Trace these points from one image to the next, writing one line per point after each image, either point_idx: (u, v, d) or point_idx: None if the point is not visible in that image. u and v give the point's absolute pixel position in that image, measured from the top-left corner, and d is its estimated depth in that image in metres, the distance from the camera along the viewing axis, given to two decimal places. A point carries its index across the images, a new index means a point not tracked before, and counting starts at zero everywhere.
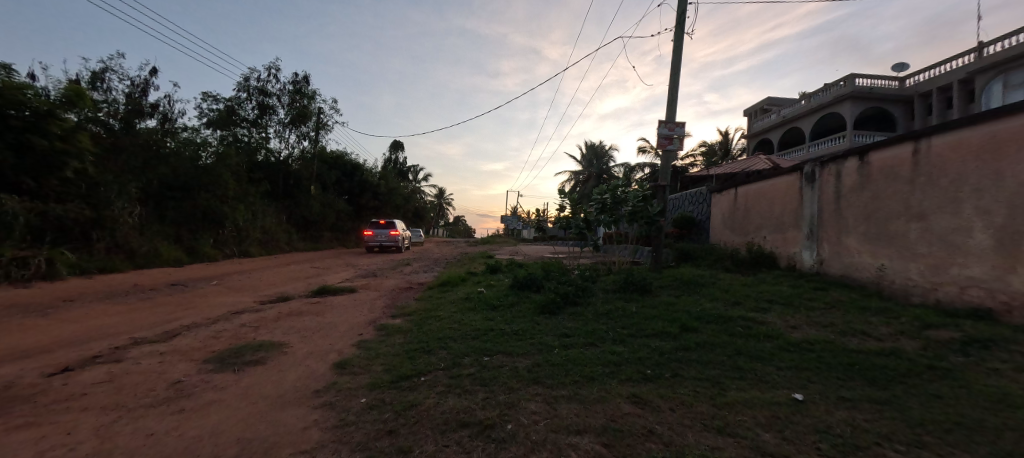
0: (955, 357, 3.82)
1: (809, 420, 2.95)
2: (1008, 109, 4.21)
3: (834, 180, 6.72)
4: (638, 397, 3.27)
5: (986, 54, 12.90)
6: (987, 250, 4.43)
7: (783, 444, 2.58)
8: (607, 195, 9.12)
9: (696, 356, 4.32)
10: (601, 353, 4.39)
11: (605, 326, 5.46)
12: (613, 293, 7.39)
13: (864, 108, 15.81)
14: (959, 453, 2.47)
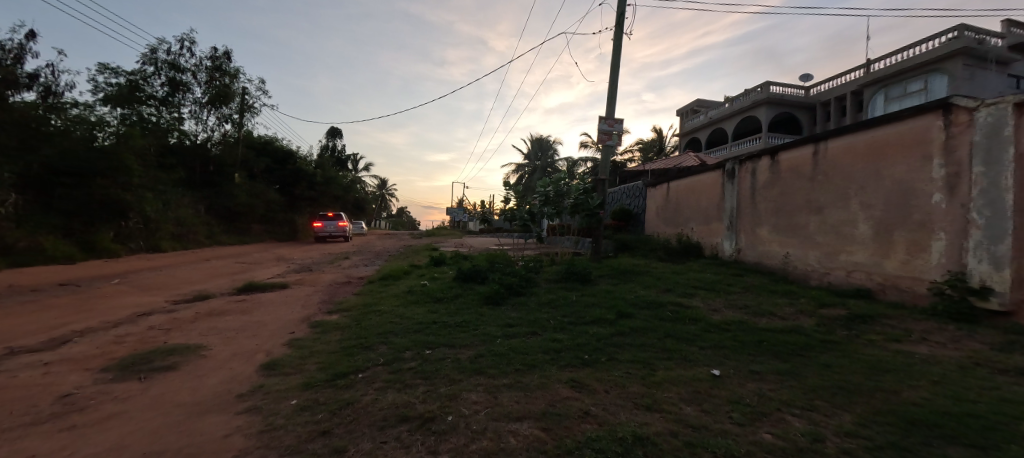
0: (842, 330, 4.44)
1: (724, 393, 3.32)
2: (885, 118, 4.91)
3: (751, 177, 7.43)
4: (576, 381, 3.49)
5: (872, 70, 14.74)
6: (868, 239, 5.14)
7: (701, 416, 2.90)
8: (550, 188, 9.40)
9: (630, 340, 4.66)
10: (542, 341, 4.60)
11: (547, 315, 5.70)
12: (555, 283, 7.69)
13: (778, 113, 17.45)
14: (839, 414, 2.92)
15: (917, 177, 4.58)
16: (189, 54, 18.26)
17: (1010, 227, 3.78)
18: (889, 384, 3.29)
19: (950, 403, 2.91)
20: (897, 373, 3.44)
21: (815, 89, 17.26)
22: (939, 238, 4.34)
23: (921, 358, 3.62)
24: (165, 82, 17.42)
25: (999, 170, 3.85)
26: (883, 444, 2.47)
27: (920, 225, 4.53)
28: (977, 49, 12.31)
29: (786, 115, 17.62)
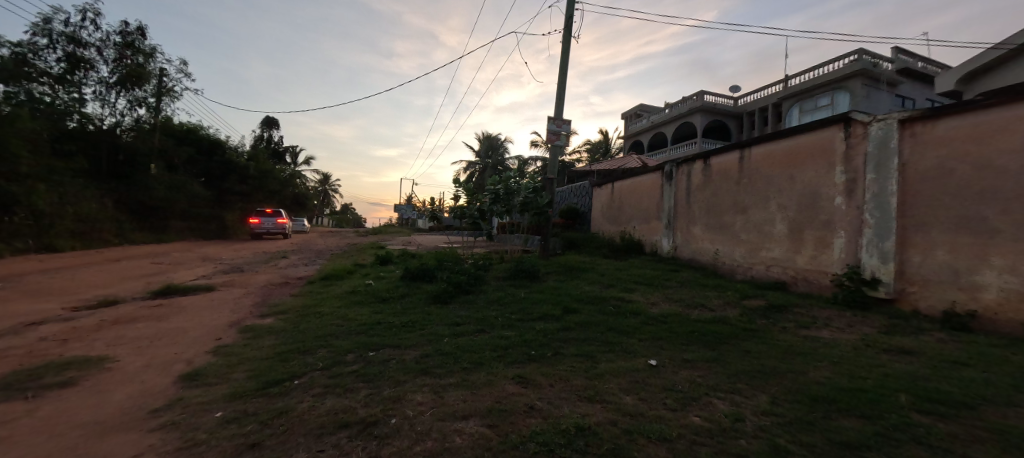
0: (761, 318, 4.92)
1: (660, 381, 3.58)
2: (798, 128, 5.47)
3: (686, 179, 7.96)
4: (522, 376, 3.61)
5: (790, 85, 16.20)
6: (784, 237, 5.71)
7: (638, 404, 3.13)
8: (499, 186, 9.43)
9: (575, 334, 4.87)
10: (489, 338, 4.70)
11: (496, 312, 5.81)
12: (504, 280, 7.82)
13: (711, 120, 18.71)
14: (756, 396, 3.26)
15: (823, 181, 5.16)
16: (93, 28, 16.08)
17: (895, 227, 4.37)
18: (799, 366, 3.70)
19: (846, 380, 3.34)
20: (804, 356, 3.88)
21: (743, 99, 18.67)
22: (840, 236, 4.92)
23: (824, 342, 4.09)
24: (62, 58, 15.03)
25: (888, 177, 4.44)
26: (792, 420, 2.81)
27: (826, 224, 5.11)
28: (873, 71, 13.82)
29: (718, 122, 18.95)
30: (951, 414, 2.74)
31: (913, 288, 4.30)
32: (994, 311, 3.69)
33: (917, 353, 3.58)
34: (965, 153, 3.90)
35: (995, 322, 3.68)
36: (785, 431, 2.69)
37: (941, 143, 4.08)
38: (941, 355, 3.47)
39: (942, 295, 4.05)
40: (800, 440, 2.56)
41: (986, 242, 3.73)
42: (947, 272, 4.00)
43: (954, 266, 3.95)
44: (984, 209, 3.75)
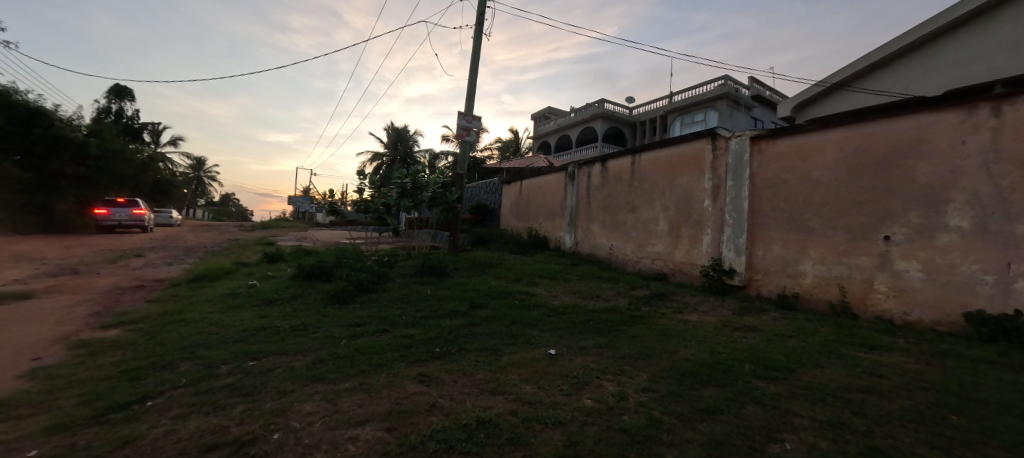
0: (646, 305, 5.57)
1: (558, 369, 3.91)
2: (677, 139, 6.26)
3: (586, 179, 8.61)
4: (425, 375, 3.68)
5: (675, 100, 18.26)
6: (665, 234, 6.50)
7: (537, 392, 3.40)
8: (407, 180, 8.97)
9: (480, 329, 5.05)
10: (392, 338, 4.67)
11: (400, 311, 5.77)
12: (410, 277, 7.74)
13: (610, 126, 20.28)
14: (639, 375, 3.74)
15: (695, 186, 5.99)
16: None
17: (746, 226, 5.26)
18: (672, 346, 4.29)
19: (707, 355, 3.97)
20: (676, 337, 4.50)
21: (637, 110, 20.57)
22: (707, 234, 5.77)
23: (692, 324, 4.78)
24: None
25: (742, 184, 5.32)
26: (665, 394, 3.30)
27: (697, 223, 5.95)
28: (736, 95, 16.21)
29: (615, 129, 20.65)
30: (778, 377, 3.42)
31: (757, 277, 5.20)
32: (811, 292, 4.65)
33: (758, 329, 4.36)
34: (795, 167, 4.84)
35: (811, 301, 4.64)
36: (660, 404, 3.16)
37: (779, 158, 5.01)
38: (774, 329, 4.27)
39: (777, 281, 4.97)
40: (670, 410, 3.03)
41: (807, 238, 4.69)
42: (781, 263, 4.94)
43: (786, 257, 4.89)
44: (806, 212, 4.71)
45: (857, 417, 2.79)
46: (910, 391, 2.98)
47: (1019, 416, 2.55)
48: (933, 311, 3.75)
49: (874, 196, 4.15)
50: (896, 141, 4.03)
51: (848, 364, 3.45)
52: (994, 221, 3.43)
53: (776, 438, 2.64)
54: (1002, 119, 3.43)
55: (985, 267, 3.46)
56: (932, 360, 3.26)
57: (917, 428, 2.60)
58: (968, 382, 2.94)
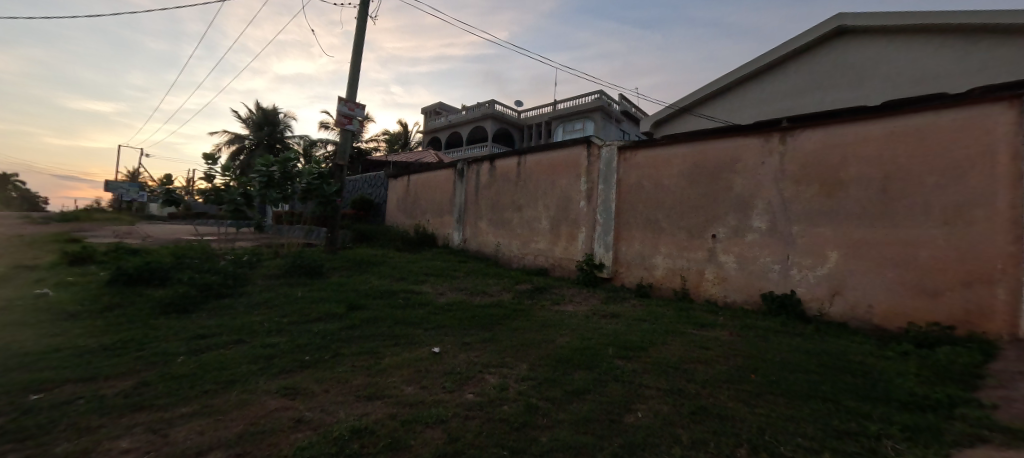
0: (527, 299, 5.94)
1: (442, 366, 4.01)
2: (558, 144, 6.82)
3: (475, 177, 8.84)
4: (290, 388, 3.40)
5: (559, 108, 19.68)
6: (546, 231, 7.02)
7: (419, 392, 3.46)
8: (274, 168, 7.92)
9: (359, 332, 4.89)
10: (250, 349, 4.22)
11: (260, 318, 5.23)
12: (275, 279, 7.03)
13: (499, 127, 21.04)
14: (519, 366, 4.03)
15: (573, 188, 6.60)
16: None
17: (614, 225, 5.98)
18: (549, 336, 4.68)
19: (579, 342, 4.43)
20: (553, 327, 4.93)
21: (524, 114, 21.54)
22: (582, 231, 6.40)
23: (567, 314, 5.25)
24: None
25: (611, 187, 6.03)
26: (542, 381, 3.63)
27: (574, 222, 6.55)
28: (610, 109, 18.14)
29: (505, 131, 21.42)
30: (635, 356, 3.99)
31: (622, 269, 5.94)
32: (661, 282, 5.48)
33: (621, 315, 4.98)
34: (650, 175, 5.66)
35: (662, 289, 5.47)
36: (538, 391, 3.48)
37: (638, 166, 5.80)
38: (632, 315, 4.94)
39: (637, 273, 5.74)
40: (546, 396, 3.36)
41: (659, 236, 5.52)
42: (640, 257, 5.72)
43: (643, 252, 5.68)
44: (658, 214, 5.54)
45: (690, 383, 3.42)
46: (726, 359, 3.75)
47: (792, 370, 3.40)
48: (744, 294, 4.73)
49: (706, 202, 5.08)
50: (721, 158, 4.99)
51: (685, 340, 4.17)
52: (781, 223, 4.48)
53: (630, 409, 3.12)
54: (788, 146, 4.50)
55: (776, 258, 4.50)
56: (742, 332, 4.13)
57: (728, 387, 3.30)
58: (763, 347, 3.81)
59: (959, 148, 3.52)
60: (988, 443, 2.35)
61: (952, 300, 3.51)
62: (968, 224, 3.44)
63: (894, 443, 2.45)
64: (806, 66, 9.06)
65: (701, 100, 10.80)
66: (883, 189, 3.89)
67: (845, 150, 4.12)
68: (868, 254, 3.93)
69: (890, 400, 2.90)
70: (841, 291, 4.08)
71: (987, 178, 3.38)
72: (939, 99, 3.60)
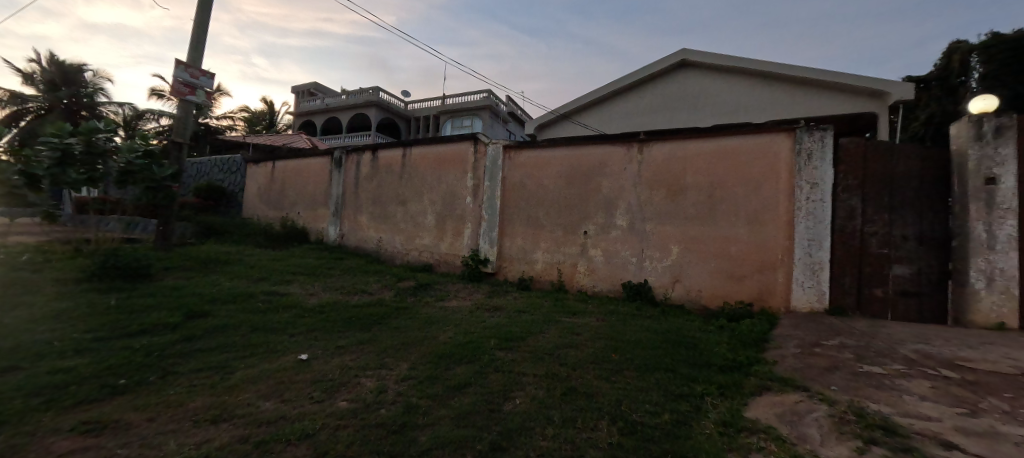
0: (410, 296, 5.81)
1: (309, 375, 3.76)
2: (445, 139, 6.82)
3: (355, 168, 8.23)
4: (93, 422, 2.79)
5: (448, 103, 19.59)
6: (432, 226, 6.94)
7: (280, 407, 3.20)
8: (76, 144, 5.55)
9: (202, 344, 4.26)
10: (31, 376, 3.33)
11: (51, 334, 4.16)
12: (74, 284, 5.60)
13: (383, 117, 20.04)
14: (400, 365, 3.98)
15: (460, 184, 6.67)
16: None
17: (498, 221, 6.23)
18: (432, 332, 4.67)
19: (462, 337, 4.51)
20: (435, 323, 4.92)
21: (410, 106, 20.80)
22: (468, 227, 6.50)
23: (450, 309, 5.29)
24: None
25: (496, 185, 6.27)
26: (422, 379, 3.65)
27: (460, 218, 6.62)
28: (497, 108, 18.61)
29: (390, 121, 20.54)
30: (515, 347, 4.23)
31: (505, 264, 6.21)
32: (540, 275, 5.89)
33: (503, 308, 5.22)
34: (531, 173, 6.05)
35: (541, 282, 5.87)
36: (417, 390, 3.49)
37: (522, 166, 6.14)
38: (513, 307, 5.22)
39: (519, 267, 6.07)
40: (427, 394, 3.40)
41: (538, 232, 5.92)
42: (522, 252, 6.06)
43: (525, 247, 6.03)
44: (538, 212, 5.95)
45: (562, 367, 3.78)
46: (593, 342, 4.22)
47: (644, 347, 4.00)
48: (609, 284, 5.36)
49: (580, 202, 5.63)
50: (593, 162, 5.58)
51: (559, 328, 4.57)
52: (638, 222, 5.21)
53: (509, 397, 3.34)
54: (644, 155, 5.24)
55: (633, 252, 5.21)
56: (607, 318, 4.69)
57: (594, 367, 3.74)
58: (622, 330, 4.38)
59: (759, 165, 4.54)
60: (770, 391, 3.12)
61: (753, 283, 4.49)
62: (764, 224, 4.47)
63: (713, 400, 3.10)
64: (667, 89, 10.24)
65: (580, 109, 11.31)
66: (710, 195, 4.80)
67: (686, 162, 4.98)
68: (699, 248, 4.81)
69: (712, 365, 3.62)
70: (680, 279, 4.91)
71: (775, 189, 4.43)
72: (748, 126, 4.58)
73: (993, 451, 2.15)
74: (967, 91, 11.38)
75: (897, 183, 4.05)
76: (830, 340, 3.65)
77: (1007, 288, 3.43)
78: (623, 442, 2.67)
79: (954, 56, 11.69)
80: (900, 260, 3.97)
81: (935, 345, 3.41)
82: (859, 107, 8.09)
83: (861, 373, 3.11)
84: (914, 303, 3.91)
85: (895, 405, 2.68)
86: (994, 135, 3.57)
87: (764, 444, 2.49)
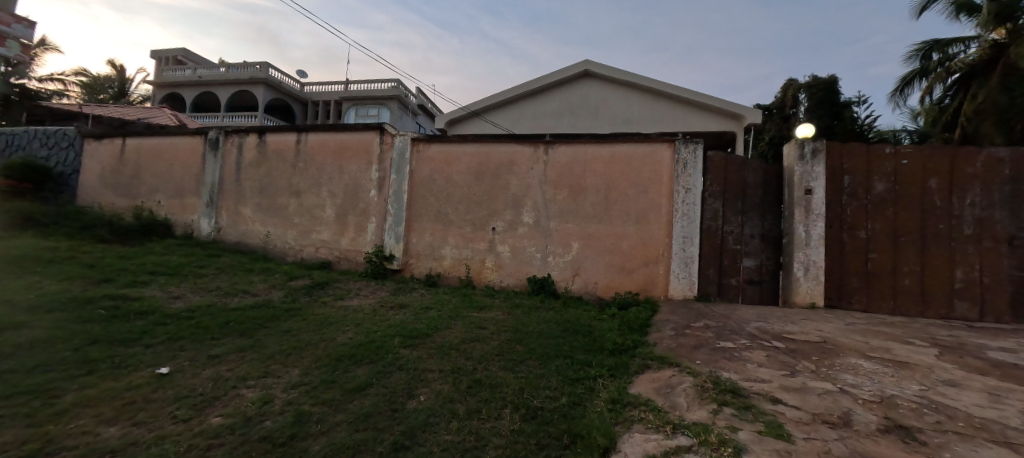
0: (303, 297, 5.31)
1: (170, 391, 3.30)
2: (347, 126, 6.32)
3: (236, 151, 7.10)
4: None
5: (350, 89, 18.22)
6: (331, 220, 6.41)
7: (130, 432, 2.83)
8: None
9: (13, 364, 3.41)
10: None
11: None
12: None
13: (274, 97, 18.11)
14: (290, 372, 3.66)
15: (363, 176, 6.27)
16: None
17: (405, 216, 6.02)
18: (329, 334, 4.34)
19: (364, 337, 4.27)
20: (334, 324, 4.59)
21: (307, 88, 19.23)
22: (372, 222, 6.16)
23: (352, 309, 4.98)
24: None
25: (403, 178, 6.05)
26: (316, 385, 3.42)
27: (363, 212, 6.23)
28: (405, 99, 17.72)
29: (281, 102, 18.49)
30: (419, 344, 4.14)
31: (412, 260, 6.02)
32: (448, 271, 5.86)
33: (408, 305, 5.09)
34: (440, 168, 5.97)
35: (448, 278, 5.84)
36: (307, 396, 3.27)
37: (430, 160, 6.02)
38: (420, 304, 5.12)
39: (426, 263, 5.95)
40: (321, 400, 3.22)
41: (447, 228, 5.88)
42: (429, 248, 5.95)
43: (433, 243, 5.94)
44: (447, 207, 5.91)
45: (468, 360, 3.83)
46: (499, 335, 4.35)
47: (546, 337, 4.25)
48: (515, 279, 5.56)
49: (488, 198, 5.73)
50: (502, 160, 5.72)
51: (467, 323, 4.61)
52: (543, 219, 5.49)
53: (413, 395, 3.30)
54: (548, 156, 5.54)
55: (539, 247, 5.49)
56: (512, 311, 4.87)
57: (500, 359, 3.86)
58: (527, 321, 4.61)
59: (647, 171, 5.13)
60: (650, 368, 3.59)
61: (641, 276, 5.08)
62: (649, 223, 5.08)
63: (603, 381, 3.45)
64: (574, 96, 10.74)
65: (491, 106, 11.21)
66: (605, 196, 5.28)
67: (586, 165, 5.38)
68: (595, 244, 5.28)
69: (605, 349, 4.01)
70: (579, 272, 5.32)
71: (659, 192, 5.06)
72: (638, 135, 5.14)
73: (805, 402, 2.78)
74: (797, 119, 14.11)
75: (747, 190, 4.91)
76: (697, 323, 4.30)
77: (818, 275, 4.44)
78: (524, 428, 2.86)
79: (787, 91, 14.51)
80: (749, 254, 4.85)
81: (771, 322, 4.24)
82: (724, 126, 9.57)
83: (719, 348, 3.75)
84: (758, 289, 4.82)
85: (741, 373, 3.28)
86: (812, 156, 4.55)
87: (644, 415, 2.83)
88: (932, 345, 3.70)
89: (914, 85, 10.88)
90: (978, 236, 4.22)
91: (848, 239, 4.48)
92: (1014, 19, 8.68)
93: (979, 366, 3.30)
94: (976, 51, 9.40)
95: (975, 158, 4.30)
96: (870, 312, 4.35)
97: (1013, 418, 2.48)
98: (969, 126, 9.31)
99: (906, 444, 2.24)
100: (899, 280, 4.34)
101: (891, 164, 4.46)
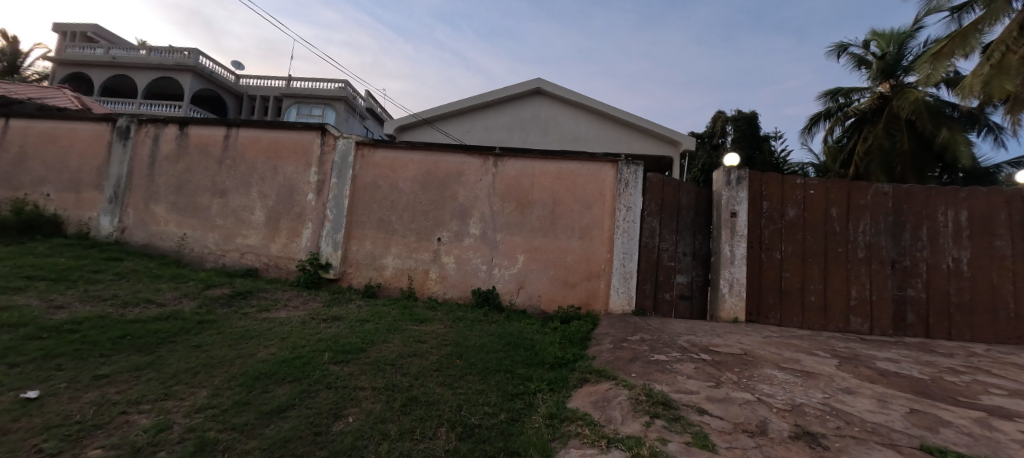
0: (221, 308, 4.78)
1: (38, 419, 2.79)
2: (285, 123, 5.96)
3: (151, 143, 6.39)
4: None
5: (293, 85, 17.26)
6: (260, 224, 5.91)
7: None
8: None
9: None
10: None
11: None
12: None
13: (203, 87, 16.69)
14: (197, 393, 3.25)
15: (299, 178, 5.89)
16: None
17: (345, 222, 5.72)
18: (247, 349, 3.93)
19: (288, 352, 3.91)
20: (256, 338, 4.18)
21: (242, 80, 18.00)
22: (308, 227, 5.77)
23: (278, 321, 4.59)
24: None
25: (344, 182, 5.77)
26: (227, 407, 3.06)
27: (298, 216, 5.83)
28: (353, 100, 17.04)
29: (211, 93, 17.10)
30: (352, 359, 3.87)
31: (350, 270, 5.70)
32: (390, 281, 5.62)
33: (343, 318, 4.77)
34: (385, 175, 5.78)
35: (389, 289, 5.60)
36: (214, 423, 2.90)
37: (375, 166, 5.82)
38: (356, 316, 4.83)
39: (366, 273, 5.66)
40: (231, 425, 2.88)
41: (390, 236, 5.67)
42: (370, 256, 5.68)
43: (374, 252, 5.68)
44: (391, 215, 5.72)
45: (404, 376, 3.63)
46: (439, 349, 4.18)
47: (487, 351, 4.16)
48: (459, 291, 5.46)
49: (435, 208, 5.63)
50: (450, 170, 5.67)
51: (405, 337, 4.39)
52: (489, 231, 5.49)
53: (340, 416, 3.06)
54: (497, 169, 5.57)
55: (484, 260, 5.46)
56: (454, 324, 4.74)
57: (438, 374, 3.71)
58: (468, 335, 4.50)
59: (591, 188, 5.35)
60: (588, 382, 3.64)
61: (582, 290, 5.22)
62: (591, 239, 5.27)
63: (543, 395, 3.44)
64: (526, 112, 11.02)
65: (442, 116, 11.16)
66: (551, 211, 5.40)
67: (533, 179, 5.49)
68: (540, 257, 5.36)
69: (547, 362, 4.01)
70: (524, 285, 5.34)
71: (602, 210, 5.29)
72: (584, 154, 5.37)
73: (728, 412, 2.96)
74: (723, 149, 15.52)
75: (681, 211, 5.27)
76: (634, 336, 4.46)
77: (740, 292, 4.83)
78: (460, 447, 2.75)
79: (716, 123, 15.95)
80: (681, 271, 5.18)
81: (698, 335, 4.52)
82: (661, 150, 10.26)
83: (653, 361, 3.89)
84: (688, 304, 5.14)
85: (673, 384, 3.43)
86: (736, 182, 5.00)
87: (581, 430, 2.83)
88: (832, 356, 4.14)
89: (818, 125, 12.43)
90: (869, 260, 4.84)
91: (766, 259, 4.94)
92: (895, 76, 10.55)
93: (869, 374, 3.74)
94: (867, 100, 10.99)
95: (867, 192, 4.95)
96: (783, 326, 4.80)
97: (897, 422, 2.82)
98: (860, 165, 10.79)
99: (812, 449, 2.44)
100: (806, 296, 4.84)
101: (801, 193, 5.02)
